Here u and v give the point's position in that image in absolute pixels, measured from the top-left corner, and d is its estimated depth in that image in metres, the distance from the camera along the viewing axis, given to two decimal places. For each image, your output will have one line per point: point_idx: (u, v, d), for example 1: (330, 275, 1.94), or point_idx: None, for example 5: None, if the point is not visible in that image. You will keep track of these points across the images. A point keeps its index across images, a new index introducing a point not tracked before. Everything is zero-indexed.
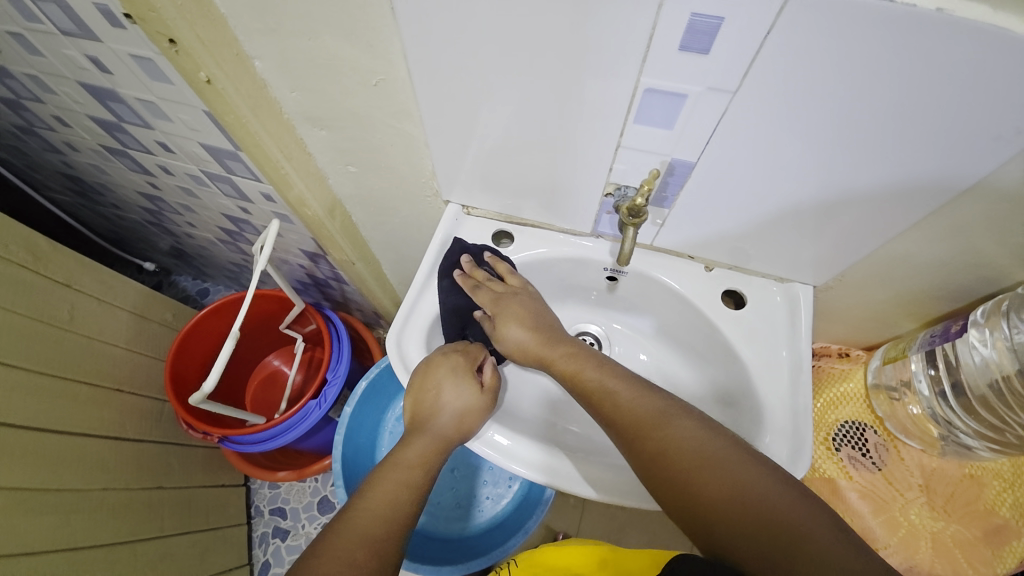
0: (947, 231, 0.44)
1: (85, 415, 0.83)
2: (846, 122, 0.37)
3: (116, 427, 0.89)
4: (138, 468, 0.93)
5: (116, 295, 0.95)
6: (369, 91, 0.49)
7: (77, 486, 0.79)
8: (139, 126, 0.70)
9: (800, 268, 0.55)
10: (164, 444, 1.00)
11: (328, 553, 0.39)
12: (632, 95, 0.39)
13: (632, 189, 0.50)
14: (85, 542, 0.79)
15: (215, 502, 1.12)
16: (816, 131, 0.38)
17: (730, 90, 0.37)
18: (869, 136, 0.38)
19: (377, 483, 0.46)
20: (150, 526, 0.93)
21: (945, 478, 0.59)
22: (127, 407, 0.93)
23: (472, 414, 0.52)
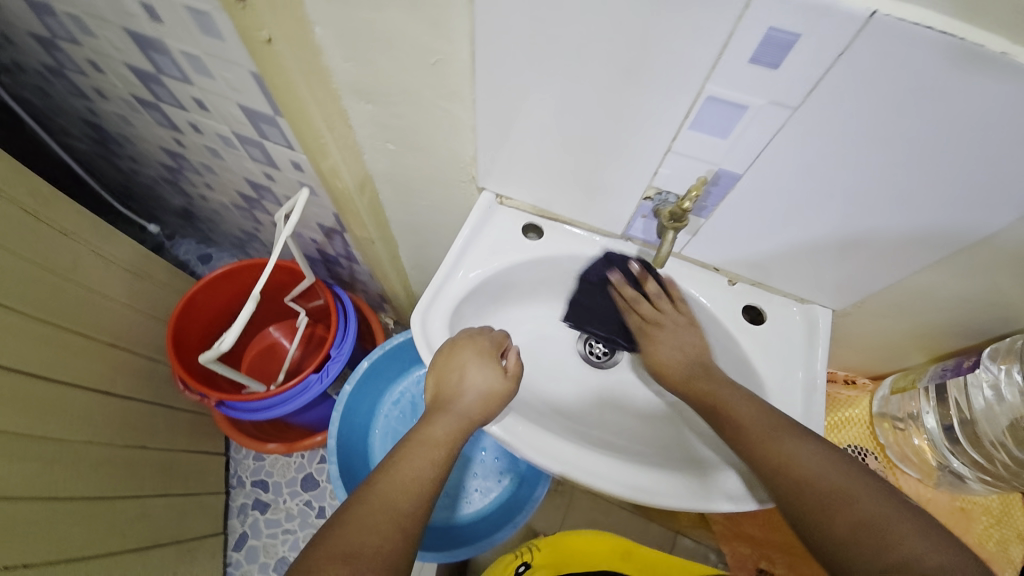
0: (973, 269, 0.46)
1: (74, 366, 0.81)
2: (901, 153, 0.38)
3: (105, 381, 0.88)
4: (123, 426, 0.92)
5: (117, 251, 0.93)
6: (425, 69, 0.49)
7: (60, 436, 0.78)
8: (178, 80, 0.70)
9: (823, 292, 0.56)
10: (152, 405, 1.00)
11: (356, 523, 0.41)
12: (693, 101, 0.40)
13: (673, 196, 0.51)
14: (65, 493, 0.78)
15: (197, 468, 1.11)
16: (866, 158, 0.40)
17: (791, 106, 0.38)
18: (918, 169, 0.39)
19: (402, 458, 0.47)
20: (130, 484, 0.92)
21: (938, 509, 0.62)
22: (117, 363, 0.91)
23: (495, 396, 0.52)
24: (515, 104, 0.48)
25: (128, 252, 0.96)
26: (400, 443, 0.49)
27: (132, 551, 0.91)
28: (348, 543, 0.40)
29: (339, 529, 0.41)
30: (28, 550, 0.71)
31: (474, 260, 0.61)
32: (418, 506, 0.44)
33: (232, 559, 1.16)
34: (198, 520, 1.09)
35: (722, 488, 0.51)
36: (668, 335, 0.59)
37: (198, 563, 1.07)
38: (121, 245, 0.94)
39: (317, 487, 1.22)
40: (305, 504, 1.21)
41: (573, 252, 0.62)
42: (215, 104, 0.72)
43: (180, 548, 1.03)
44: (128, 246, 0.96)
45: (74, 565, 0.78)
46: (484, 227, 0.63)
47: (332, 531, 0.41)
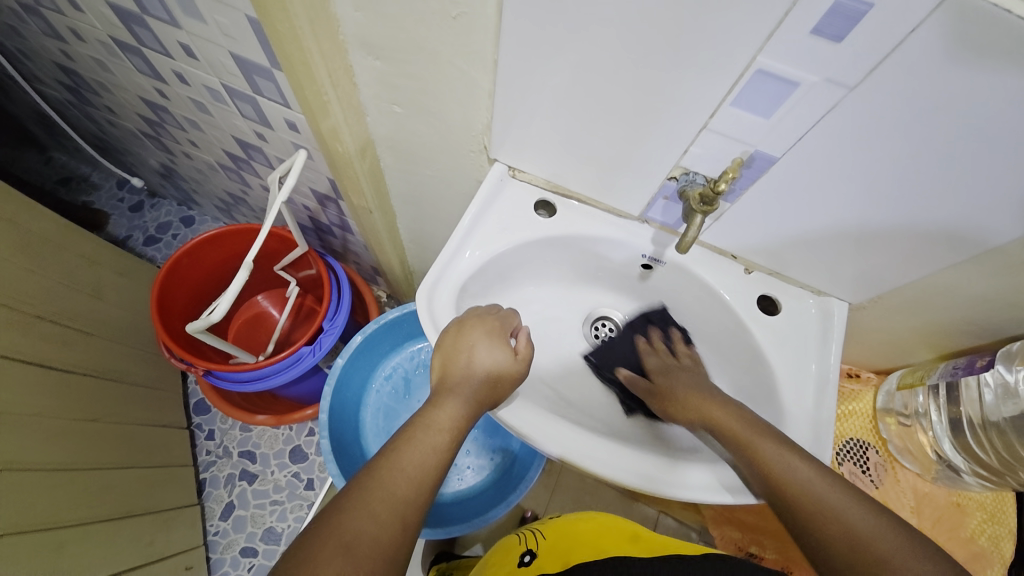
0: (1000, 271, 0.45)
1: (2, 338, 0.76)
2: (957, 148, 0.36)
3: (40, 354, 0.83)
4: (68, 398, 0.87)
5: (29, 221, 0.86)
6: (445, 24, 0.44)
7: (4, 408, 0.74)
8: (164, 22, 0.64)
9: (840, 284, 0.55)
10: (95, 378, 0.95)
11: (355, 510, 0.39)
12: (740, 74, 0.38)
13: (701, 177, 0.49)
14: (20, 464, 0.74)
15: (157, 441, 1.08)
16: (916, 151, 0.38)
17: (847, 85, 0.35)
18: (969, 166, 0.37)
19: (405, 443, 0.45)
20: (89, 456, 0.89)
21: (935, 503, 0.63)
22: (51, 336, 0.86)
23: (505, 379, 0.51)
24: (539, 67, 0.45)
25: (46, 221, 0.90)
26: (403, 426, 0.47)
27: (103, 521, 0.88)
28: (346, 531, 0.37)
29: (336, 516, 0.39)
30: None
31: (485, 236, 0.58)
32: (420, 494, 0.42)
33: (218, 528, 1.15)
34: (169, 491, 1.06)
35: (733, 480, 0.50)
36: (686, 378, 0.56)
37: (179, 532, 1.06)
38: (33, 213, 0.86)
39: (306, 460, 1.21)
40: (294, 476, 1.19)
41: (587, 232, 0.59)
42: (204, 51, 0.66)
43: (156, 519, 1.01)
44: (44, 215, 0.89)
45: (43, 534, 0.76)
46: (495, 201, 0.60)
47: (327, 519, 0.38)
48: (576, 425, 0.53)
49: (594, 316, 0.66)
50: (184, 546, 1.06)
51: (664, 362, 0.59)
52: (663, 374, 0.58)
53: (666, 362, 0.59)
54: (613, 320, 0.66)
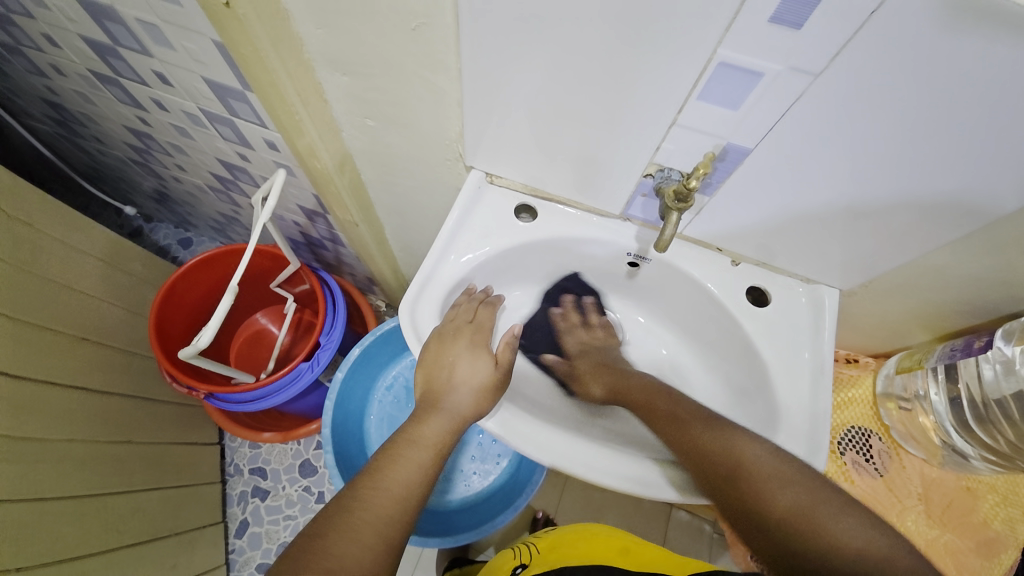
0: (986, 248, 0.43)
1: (41, 363, 0.78)
2: (935, 116, 0.35)
3: (81, 376, 0.86)
4: (106, 422, 0.91)
5: (82, 241, 0.90)
6: (406, 36, 0.44)
7: (41, 435, 0.77)
8: (136, 52, 0.64)
9: (829, 271, 0.54)
10: (131, 398, 0.98)
11: (338, 532, 0.39)
12: (703, 69, 0.37)
13: (676, 173, 0.48)
14: (52, 493, 0.78)
15: (187, 458, 1.10)
16: (894, 125, 0.36)
17: (813, 72, 0.35)
18: (950, 133, 0.36)
19: (388, 461, 0.45)
20: (120, 480, 0.92)
21: (944, 489, 0.62)
22: (89, 357, 0.89)
23: (489, 389, 0.51)
24: (504, 74, 0.44)
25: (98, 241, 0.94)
26: (390, 441, 0.48)
27: (127, 546, 0.91)
28: (329, 554, 0.37)
29: (320, 538, 0.38)
30: (17, 554, 0.70)
31: (465, 244, 0.58)
32: (405, 513, 0.42)
33: (234, 546, 1.16)
34: (194, 511, 1.08)
35: None
36: (600, 356, 0.60)
37: (201, 552, 1.08)
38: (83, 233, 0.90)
39: (316, 473, 1.21)
40: (305, 489, 1.20)
41: (568, 234, 0.59)
42: (179, 78, 0.66)
43: (179, 539, 1.03)
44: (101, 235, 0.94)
45: (69, 564, 0.79)
46: (473, 208, 0.59)
47: (311, 542, 0.38)
48: (567, 431, 0.52)
49: (584, 318, 0.65)
50: (206, 567, 1.08)
51: (584, 339, 0.62)
52: (582, 354, 0.61)
53: (585, 344, 0.61)
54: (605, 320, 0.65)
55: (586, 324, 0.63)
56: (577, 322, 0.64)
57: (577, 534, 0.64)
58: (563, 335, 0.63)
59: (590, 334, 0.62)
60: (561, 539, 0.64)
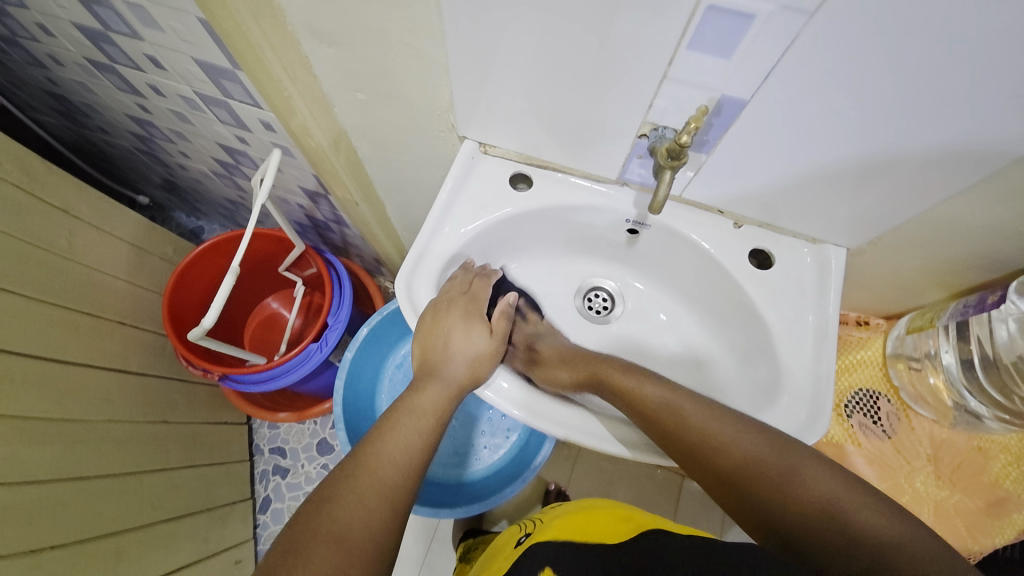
0: (1001, 196, 0.41)
1: (77, 347, 0.83)
2: (955, 44, 0.32)
3: (120, 359, 0.92)
4: (141, 402, 0.96)
5: (114, 226, 0.95)
6: (387, 1, 0.43)
7: (82, 416, 0.82)
8: (127, 36, 0.64)
9: (836, 229, 0.52)
10: (168, 379, 1.04)
11: (344, 497, 0.40)
12: (691, 14, 0.35)
13: (671, 131, 0.46)
14: (91, 472, 0.82)
15: (218, 438, 1.15)
16: (907, 61, 0.34)
17: (807, 11, 0.32)
18: (968, 64, 0.33)
19: (390, 428, 0.46)
20: (156, 457, 0.97)
21: (954, 450, 0.59)
22: (125, 339, 0.94)
23: (485, 358, 0.52)
24: (489, 35, 0.43)
25: (130, 226, 0.99)
26: (391, 408, 0.49)
27: (163, 522, 0.96)
28: (337, 519, 0.38)
29: (328, 503, 0.39)
30: (56, 530, 0.74)
31: (459, 216, 0.57)
32: (408, 477, 0.43)
33: (259, 521, 1.21)
34: (224, 488, 1.13)
35: None
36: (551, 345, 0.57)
37: (232, 528, 1.13)
38: (119, 217, 0.97)
39: (333, 451, 1.25)
40: (323, 467, 1.24)
41: (565, 203, 0.57)
42: (171, 61, 0.66)
43: (212, 515, 1.08)
44: (131, 220, 1.00)
45: (104, 540, 0.82)
46: (467, 179, 0.58)
47: (317, 507, 0.39)
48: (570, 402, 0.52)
49: (584, 288, 0.64)
50: (235, 541, 1.13)
51: (527, 330, 0.59)
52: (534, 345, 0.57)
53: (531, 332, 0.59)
54: (607, 290, 0.64)
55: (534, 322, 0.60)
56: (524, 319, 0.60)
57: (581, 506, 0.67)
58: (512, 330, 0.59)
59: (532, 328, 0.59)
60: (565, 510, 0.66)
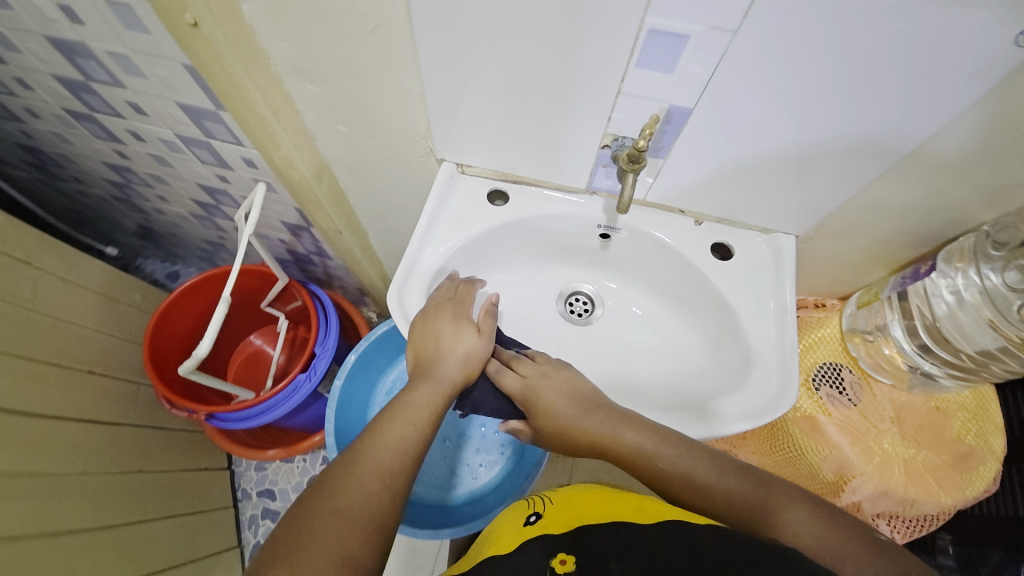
0: (915, 176, 0.48)
1: (47, 399, 0.81)
2: (854, 50, 0.38)
3: (90, 409, 0.90)
4: (115, 452, 0.93)
5: (81, 275, 0.94)
6: (365, 38, 0.47)
7: (53, 469, 0.80)
8: (109, 84, 0.66)
9: (784, 219, 0.58)
10: (142, 428, 1.01)
11: (342, 487, 0.43)
12: (635, 37, 0.40)
13: (630, 139, 0.52)
14: (65, 527, 0.79)
15: (199, 485, 1.12)
16: (820, 64, 0.39)
17: (731, 29, 0.38)
18: (868, 65, 0.39)
19: (388, 421, 0.49)
20: (133, 509, 0.93)
21: (914, 411, 0.64)
22: (96, 389, 0.92)
23: (476, 359, 0.55)
24: (460, 63, 0.47)
25: (97, 274, 0.98)
26: (385, 408, 0.51)
27: None
28: (338, 500, 0.42)
29: (328, 489, 0.43)
30: None
31: (443, 232, 0.60)
32: (405, 463, 0.47)
33: None
34: (207, 537, 1.09)
35: (739, 409, 0.53)
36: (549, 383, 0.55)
37: None
38: (87, 266, 0.96)
39: None
40: None
41: (541, 213, 0.62)
42: (152, 106, 0.68)
43: (196, 566, 1.04)
44: (100, 267, 0.99)
45: None
46: (448, 197, 0.62)
47: (323, 489, 0.44)
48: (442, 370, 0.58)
49: (565, 294, 0.68)
50: None
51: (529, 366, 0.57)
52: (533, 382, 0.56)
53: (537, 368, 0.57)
54: (586, 293, 0.68)
55: (517, 361, 0.58)
56: (512, 359, 0.58)
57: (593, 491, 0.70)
58: (502, 378, 0.57)
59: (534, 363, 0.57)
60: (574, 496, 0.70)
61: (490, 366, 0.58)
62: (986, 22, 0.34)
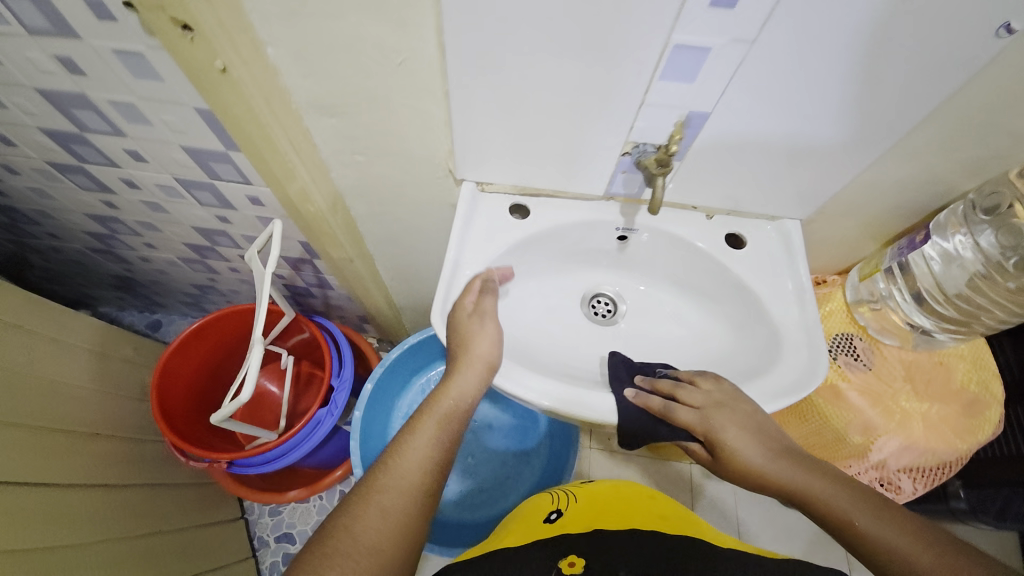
0: (906, 156, 0.53)
1: (57, 468, 0.77)
2: (857, 48, 0.42)
3: (100, 474, 0.85)
4: (129, 516, 0.88)
5: (72, 334, 0.89)
6: (393, 71, 0.49)
7: (72, 541, 0.75)
8: (106, 134, 0.64)
9: (789, 206, 0.63)
10: (153, 487, 0.96)
11: (362, 515, 0.47)
12: (661, 53, 0.43)
13: (651, 146, 0.55)
14: None
15: (214, 539, 1.06)
16: (825, 66, 0.44)
17: (749, 39, 0.42)
18: (867, 63, 0.43)
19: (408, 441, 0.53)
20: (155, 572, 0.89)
21: (922, 368, 0.69)
22: (101, 452, 0.87)
23: (485, 343, 0.56)
24: (489, 87, 0.49)
25: (89, 332, 0.93)
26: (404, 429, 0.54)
27: None
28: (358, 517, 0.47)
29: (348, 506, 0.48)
30: None
31: (475, 249, 0.62)
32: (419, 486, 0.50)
33: None
34: None
35: (780, 386, 0.56)
36: (730, 414, 0.54)
37: None
38: (77, 325, 0.91)
39: None
40: None
41: (563, 222, 0.64)
42: (153, 152, 0.67)
43: None
44: (90, 324, 0.94)
45: None
46: (473, 216, 0.64)
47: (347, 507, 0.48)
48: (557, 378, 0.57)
49: (588, 297, 0.70)
50: None
51: (700, 397, 0.56)
52: (713, 413, 0.54)
53: (709, 396, 0.55)
54: (608, 295, 0.70)
55: (681, 392, 0.56)
56: (675, 391, 0.57)
57: (617, 496, 0.73)
58: (673, 413, 0.55)
59: (700, 391, 0.56)
60: (600, 499, 0.71)
61: (657, 404, 0.56)
62: (969, 21, 0.39)
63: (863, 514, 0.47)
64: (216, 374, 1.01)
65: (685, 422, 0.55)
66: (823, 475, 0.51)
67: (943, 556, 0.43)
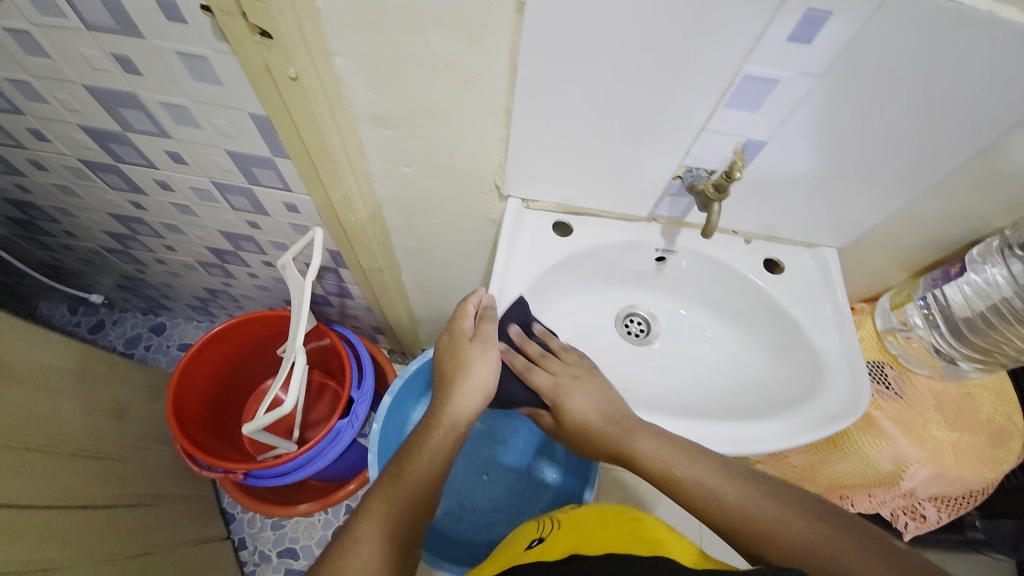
0: (948, 192, 0.55)
1: (51, 488, 0.72)
2: (917, 89, 0.44)
3: (92, 494, 0.80)
4: (120, 535, 0.84)
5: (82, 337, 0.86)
6: (460, 87, 0.49)
7: (69, 564, 0.71)
8: (150, 134, 0.64)
9: (826, 235, 0.64)
10: (137, 506, 0.91)
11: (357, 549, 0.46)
12: (730, 81, 0.45)
13: (704, 170, 0.56)
14: None
15: (205, 557, 1.03)
16: (884, 104, 0.46)
17: (816, 74, 0.44)
18: (925, 104, 0.45)
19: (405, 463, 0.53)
20: None
21: (950, 398, 0.70)
22: (93, 469, 0.82)
23: (482, 372, 0.58)
24: (553, 106, 0.50)
25: None
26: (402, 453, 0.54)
27: None
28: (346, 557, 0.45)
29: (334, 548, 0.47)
30: None
31: (520, 265, 0.62)
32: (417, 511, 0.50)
33: None
34: None
35: (824, 412, 0.56)
36: (580, 386, 0.59)
37: None
38: None
39: None
40: None
41: (606, 241, 0.65)
42: (194, 154, 0.66)
43: None
44: None
45: None
46: (518, 232, 0.64)
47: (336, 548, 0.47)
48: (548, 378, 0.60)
49: (623, 315, 0.71)
50: None
51: (560, 369, 0.60)
52: (563, 391, 0.59)
53: (568, 371, 0.60)
54: (642, 314, 0.71)
55: (547, 360, 0.60)
56: (539, 356, 0.60)
57: (597, 522, 0.64)
58: (529, 377, 0.60)
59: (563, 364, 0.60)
60: (577, 530, 0.64)
61: (517, 365, 0.60)
62: None
63: (763, 505, 0.45)
64: (231, 381, 0.99)
65: (537, 386, 0.59)
66: (721, 468, 0.49)
67: (843, 547, 0.42)
